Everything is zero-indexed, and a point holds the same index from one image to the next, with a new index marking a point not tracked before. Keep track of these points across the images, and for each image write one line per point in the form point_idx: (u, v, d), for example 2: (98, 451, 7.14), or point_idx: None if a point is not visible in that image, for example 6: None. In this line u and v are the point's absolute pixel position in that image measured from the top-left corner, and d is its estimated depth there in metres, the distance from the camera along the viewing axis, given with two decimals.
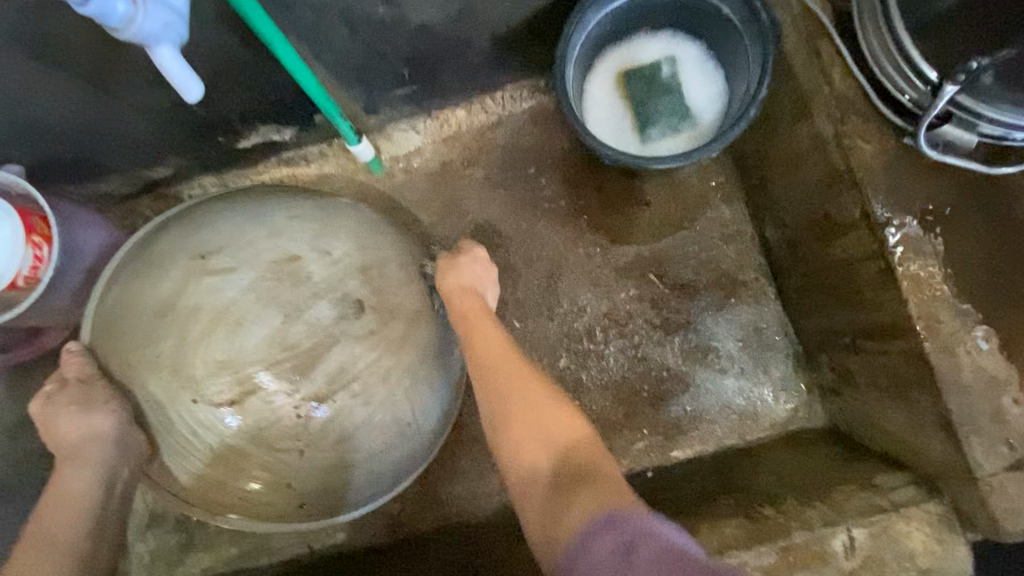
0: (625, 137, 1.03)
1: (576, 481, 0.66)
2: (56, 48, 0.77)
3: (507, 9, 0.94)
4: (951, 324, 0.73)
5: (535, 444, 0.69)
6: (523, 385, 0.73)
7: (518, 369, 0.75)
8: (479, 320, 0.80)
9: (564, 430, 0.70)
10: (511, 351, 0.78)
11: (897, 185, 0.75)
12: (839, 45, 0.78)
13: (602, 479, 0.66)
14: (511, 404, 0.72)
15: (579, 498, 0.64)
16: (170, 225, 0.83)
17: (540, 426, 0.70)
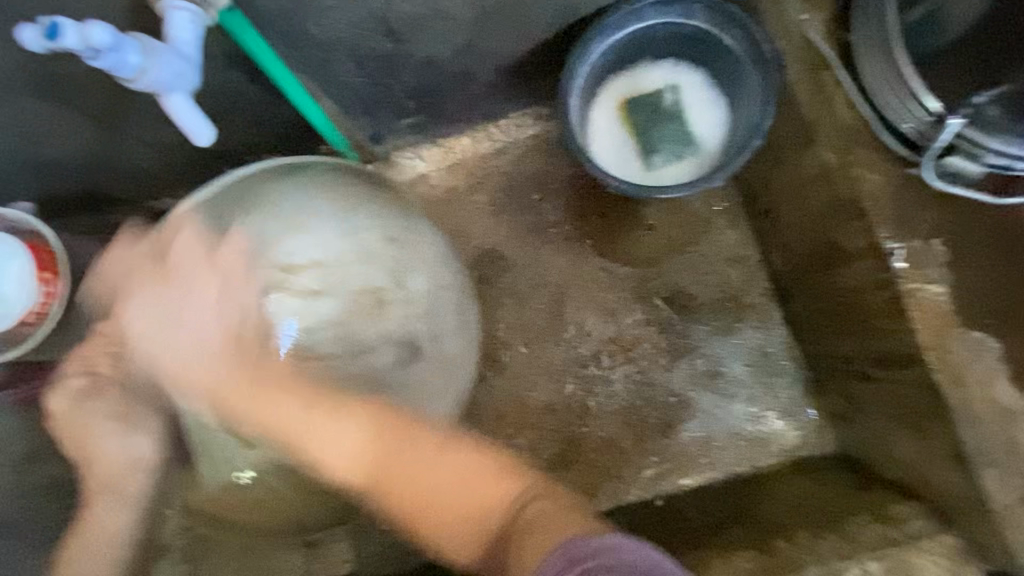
0: (628, 164, 1.04)
1: (510, 533, 0.61)
2: (67, 89, 0.78)
3: (510, 42, 0.95)
4: (961, 354, 0.72)
5: (448, 518, 0.65)
6: (396, 478, 0.65)
7: (393, 461, 0.66)
8: (288, 409, 0.69)
9: (454, 480, 0.65)
10: (353, 449, 0.68)
11: (903, 215, 0.75)
12: (841, 76, 0.79)
13: (520, 520, 0.61)
14: (397, 489, 0.65)
15: (518, 543, 0.59)
16: (218, 212, 0.75)
17: (438, 499, 0.65)
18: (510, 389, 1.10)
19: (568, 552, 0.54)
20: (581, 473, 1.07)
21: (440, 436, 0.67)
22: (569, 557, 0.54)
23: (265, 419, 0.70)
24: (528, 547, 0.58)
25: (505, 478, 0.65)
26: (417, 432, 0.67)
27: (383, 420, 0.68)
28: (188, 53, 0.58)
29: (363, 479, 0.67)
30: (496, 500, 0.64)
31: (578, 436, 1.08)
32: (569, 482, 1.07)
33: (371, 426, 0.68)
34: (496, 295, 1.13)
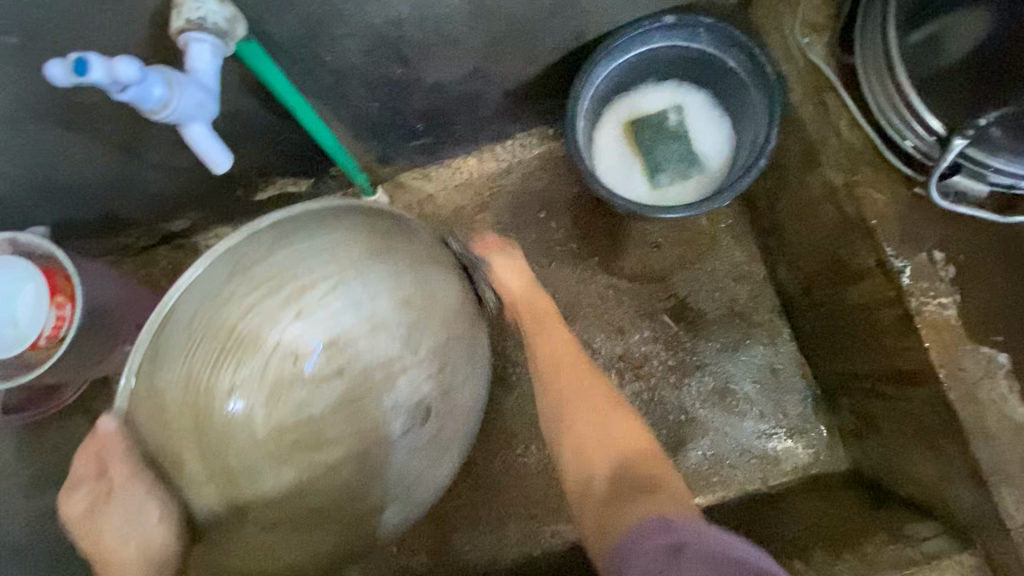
0: (634, 183, 1.05)
1: (631, 480, 0.69)
2: (85, 116, 0.79)
3: (518, 65, 0.97)
4: (974, 371, 0.72)
5: (599, 452, 0.72)
6: (572, 373, 0.81)
7: (571, 361, 0.83)
8: (551, 329, 0.87)
9: (619, 435, 0.73)
10: (572, 355, 0.83)
11: (911, 234, 0.76)
12: (844, 97, 0.80)
13: (656, 486, 0.68)
14: (571, 418, 0.76)
15: (634, 497, 0.67)
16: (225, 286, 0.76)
17: (607, 437, 0.73)
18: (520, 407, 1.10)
19: (665, 521, 0.61)
20: None
21: (613, 406, 0.76)
22: (666, 526, 0.60)
23: (532, 318, 0.89)
24: (637, 509, 0.64)
25: (656, 449, 0.73)
26: (596, 375, 0.81)
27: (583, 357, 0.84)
28: (208, 84, 0.59)
29: (560, 370, 0.81)
30: (642, 463, 0.71)
31: None
32: None
33: (587, 368, 0.81)
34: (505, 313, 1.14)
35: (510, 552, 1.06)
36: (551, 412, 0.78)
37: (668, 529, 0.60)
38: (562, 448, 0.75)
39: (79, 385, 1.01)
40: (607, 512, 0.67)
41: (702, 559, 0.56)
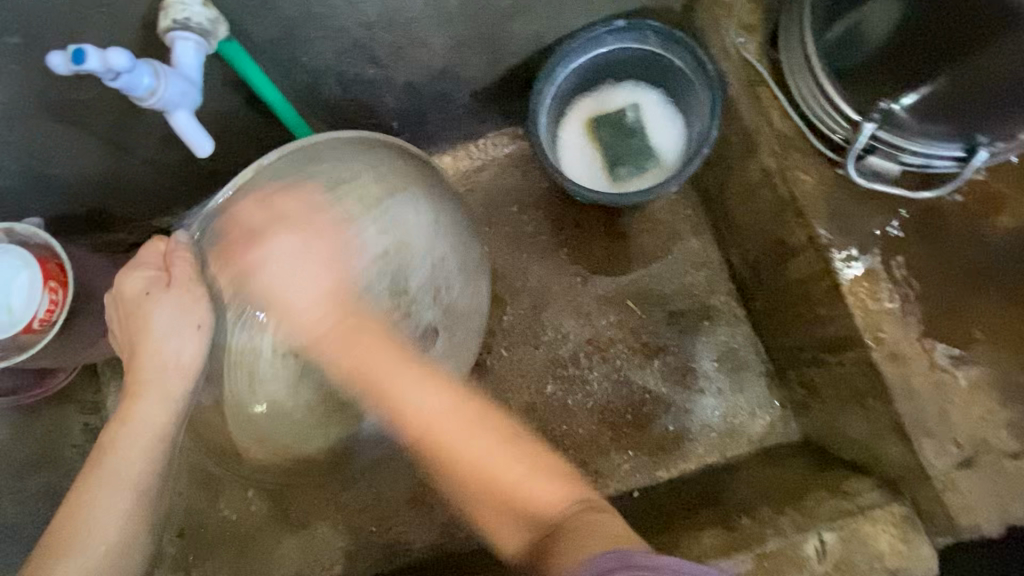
0: (596, 175, 1.13)
1: (557, 534, 0.59)
2: (78, 113, 0.86)
3: (485, 66, 1.04)
4: (894, 332, 0.80)
5: (514, 524, 0.64)
6: (456, 432, 0.66)
7: (440, 419, 0.67)
8: (386, 367, 0.70)
9: (525, 489, 0.64)
10: (425, 405, 0.68)
11: (836, 211, 0.83)
12: (774, 90, 0.88)
13: (585, 539, 0.57)
14: (471, 496, 0.66)
15: (563, 547, 0.57)
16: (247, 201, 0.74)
17: (518, 490, 0.64)
18: (493, 390, 1.16)
19: (624, 555, 0.51)
20: None
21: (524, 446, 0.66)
22: (625, 560, 0.51)
23: (364, 369, 0.71)
24: (574, 557, 0.54)
25: (577, 495, 0.63)
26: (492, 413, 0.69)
27: (465, 396, 0.69)
28: (192, 76, 0.66)
29: (442, 440, 0.66)
30: (555, 511, 0.62)
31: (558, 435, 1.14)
32: None
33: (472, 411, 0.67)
34: None
35: None
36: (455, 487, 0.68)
37: (627, 564, 0.51)
38: (476, 514, 0.67)
39: (70, 372, 1.08)
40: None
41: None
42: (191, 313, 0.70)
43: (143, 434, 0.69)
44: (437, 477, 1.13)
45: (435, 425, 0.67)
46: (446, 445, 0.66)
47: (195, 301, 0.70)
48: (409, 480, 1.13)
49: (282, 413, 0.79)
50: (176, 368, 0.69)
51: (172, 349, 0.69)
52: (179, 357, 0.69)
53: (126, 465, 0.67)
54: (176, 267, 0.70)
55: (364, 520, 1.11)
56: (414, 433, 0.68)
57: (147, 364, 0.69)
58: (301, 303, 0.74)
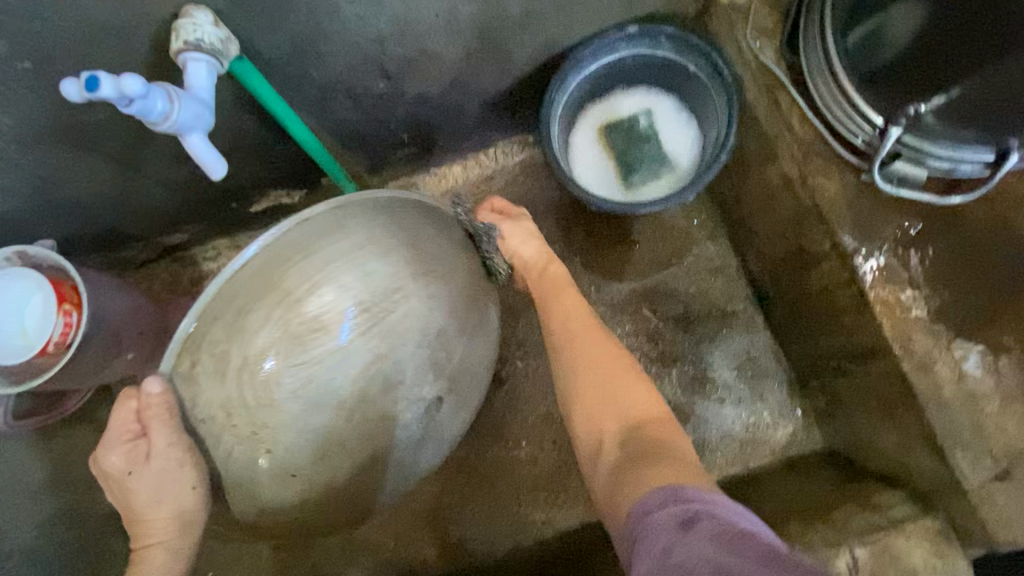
0: (609, 183, 1.12)
1: (646, 440, 0.68)
2: (88, 134, 0.85)
3: (496, 75, 1.03)
4: (924, 342, 0.77)
5: (613, 415, 0.72)
6: (586, 337, 0.79)
7: (585, 337, 0.79)
8: (560, 302, 0.84)
9: (625, 394, 0.73)
10: (591, 326, 0.80)
11: (860, 218, 0.81)
12: (794, 95, 0.86)
13: (669, 451, 0.66)
14: (583, 388, 0.75)
15: (645, 458, 0.66)
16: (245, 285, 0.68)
17: (616, 395, 0.73)
18: (509, 402, 1.16)
19: (676, 488, 0.58)
20: (580, 484, 1.12)
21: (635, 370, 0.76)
22: (676, 494, 0.57)
23: (552, 308, 0.84)
24: (646, 474, 0.63)
25: (662, 412, 0.72)
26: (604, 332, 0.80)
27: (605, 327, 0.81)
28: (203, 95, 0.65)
29: (571, 341, 0.79)
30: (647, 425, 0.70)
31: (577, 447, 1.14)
32: (570, 491, 1.12)
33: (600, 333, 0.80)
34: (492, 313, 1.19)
35: (504, 542, 1.11)
36: (564, 375, 0.77)
37: (676, 497, 0.57)
38: (575, 402, 0.75)
39: (83, 394, 1.05)
40: (625, 472, 0.65)
41: (712, 533, 0.51)
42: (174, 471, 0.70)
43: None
44: (456, 492, 1.13)
45: (581, 334, 0.79)
46: (569, 347, 0.79)
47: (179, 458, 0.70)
48: (425, 496, 1.13)
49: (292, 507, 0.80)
50: (174, 519, 0.72)
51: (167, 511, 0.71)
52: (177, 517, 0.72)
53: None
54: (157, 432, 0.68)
55: (383, 536, 1.11)
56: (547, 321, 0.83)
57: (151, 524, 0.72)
58: (517, 251, 0.89)
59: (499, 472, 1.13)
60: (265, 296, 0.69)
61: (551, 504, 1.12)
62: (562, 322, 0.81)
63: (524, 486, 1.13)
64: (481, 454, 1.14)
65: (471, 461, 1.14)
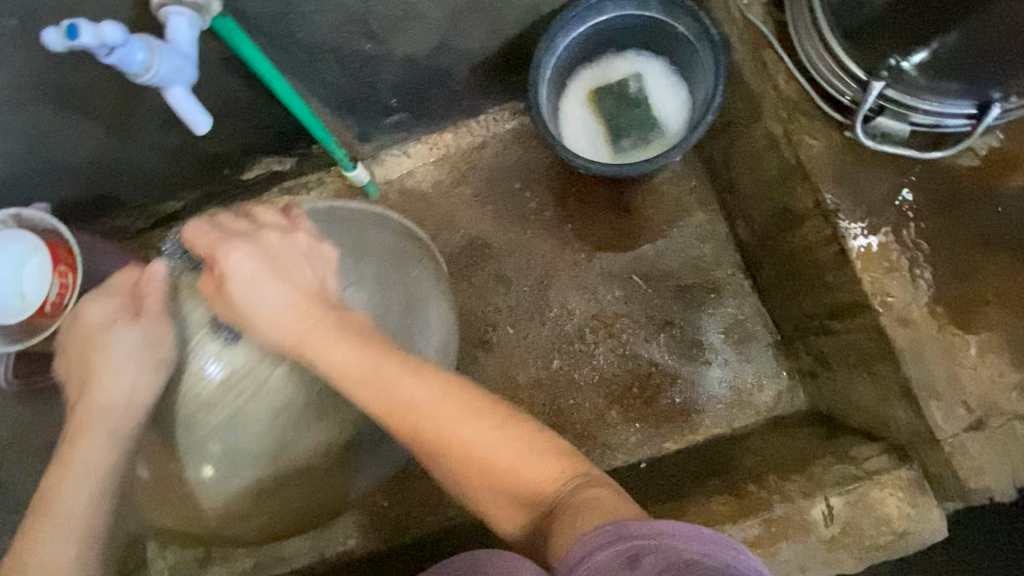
0: (599, 149, 1.12)
1: (558, 508, 0.53)
2: (78, 96, 0.86)
3: (483, 37, 1.02)
4: (902, 297, 0.78)
5: (510, 501, 0.57)
6: (429, 417, 0.58)
7: (444, 414, 0.57)
8: (383, 368, 0.60)
9: (507, 461, 0.56)
10: (426, 395, 0.58)
11: (843, 175, 0.82)
12: (781, 53, 0.85)
13: (589, 502, 0.51)
14: (474, 488, 0.58)
15: (562, 519, 0.51)
16: (199, 291, 0.70)
17: (507, 471, 0.56)
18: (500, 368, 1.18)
19: (618, 528, 0.46)
20: None
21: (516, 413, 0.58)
22: (619, 533, 0.46)
23: (370, 374, 0.60)
24: (576, 530, 0.49)
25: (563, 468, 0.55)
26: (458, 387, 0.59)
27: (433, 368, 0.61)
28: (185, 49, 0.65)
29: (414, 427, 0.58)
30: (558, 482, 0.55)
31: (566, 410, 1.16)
32: None
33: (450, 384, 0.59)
34: (483, 280, 1.20)
35: None
36: (449, 484, 0.60)
37: (622, 535, 0.46)
38: (471, 501, 0.59)
39: None
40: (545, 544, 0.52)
41: (659, 574, 0.43)
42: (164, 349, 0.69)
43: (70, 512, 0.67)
44: None
45: (426, 418, 0.58)
46: (415, 427, 0.58)
47: (114, 383, 0.69)
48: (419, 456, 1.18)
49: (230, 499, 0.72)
50: (104, 425, 0.69)
51: (95, 454, 0.69)
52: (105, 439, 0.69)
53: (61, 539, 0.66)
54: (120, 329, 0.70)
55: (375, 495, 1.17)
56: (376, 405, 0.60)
57: (82, 449, 0.69)
58: (265, 299, 0.65)
59: None
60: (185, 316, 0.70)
61: None
62: (385, 404, 0.59)
63: None
64: None
65: None
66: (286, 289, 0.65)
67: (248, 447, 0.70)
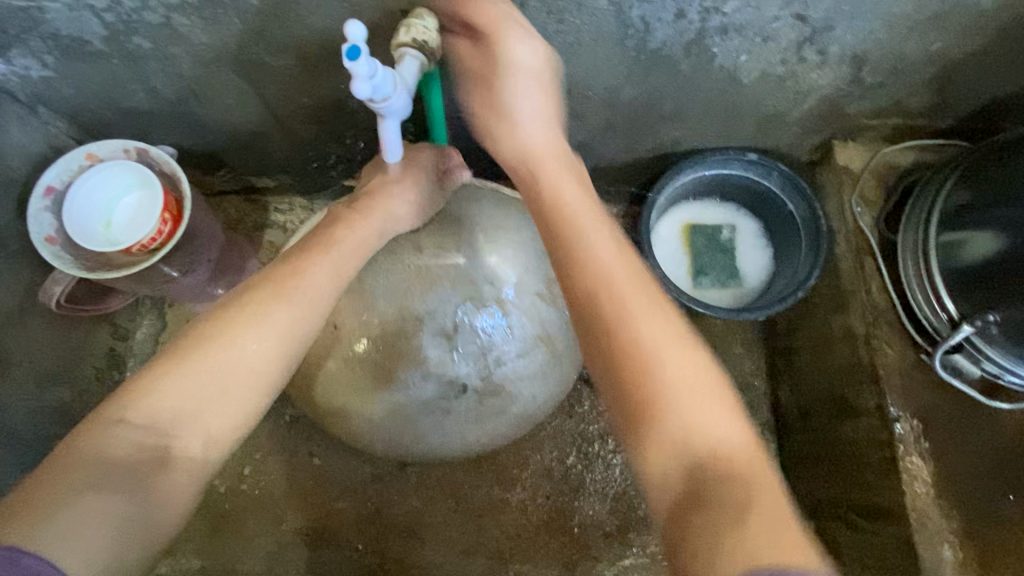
0: (679, 276, 1.19)
1: (711, 480, 0.53)
2: (258, 71, 0.88)
3: (619, 152, 1.09)
4: (937, 520, 0.85)
5: (691, 491, 0.53)
6: (625, 295, 0.63)
7: (674, 374, 0.58)
8: (646, 322, 0.61)
9: (696, 390, 0.58)
10: (640, 301, 0.62)
11: (909, 390, 0.90)
12: (881, 264, 0.97)
13: (743, 473, 0.54)
14: (661, 459, 0.55)
15: (715, 527, 0.49)
16: (468, 238, 0.88)
17: (708, 468, 0.54)
18: (515, 445, 1.18)
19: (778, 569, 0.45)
20: (563, 546, 1.14)
21: (694, 360, 0.59)
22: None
23: (638, 324, 0.61)
24: (724, 560, 0.47)
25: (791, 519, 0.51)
26: (658, 308, 0.63)
27: (646, 283, 0.65)
28: (478, 79, 0.75)
29: (602, 296, 0.63)
30: (726, 448, 0.55)
31: (569, 509, 1.15)
32: (549, 551, 1.13)
33: (651, 307, 0.62)
34: None
35: None
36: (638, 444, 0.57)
37: None
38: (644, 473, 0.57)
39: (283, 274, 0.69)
40: (693, 552, 0.49)
41: None
42: (298, 336, 0.68)
43: (105, 471, 0.54)
44: (437, 512, 1.14)
45: (652, 363, 0.59)
46: (633, 376, 0.59)
47: (266, 354, 0.65)
48: (408, 508, 1.14)
49: (337, 377, 0.87)
50: (217, 384, 0.61)
51: (190, 414, 0.59)
52: (224, 409, 0.61)
53: (97, 501, 0.52)
54: (273, 307, 0.66)
55: (353, 534, 1.13)
56: (608, 334, 0.61)
57: (198, 373, 0.61)
58: (586, 228, 0.68)
59: (485, 512, 1.15)
60: (443, 244, 0.87)
61: (527, 558, 1.13)
62: (644, 340, 0.60)
63: (504, 534, 1.14)
64: (473, 489, 1.16)
65: (463, 492, 1.16)
66: (592, 220, 0.70)
67: (373, 332, 0.85)
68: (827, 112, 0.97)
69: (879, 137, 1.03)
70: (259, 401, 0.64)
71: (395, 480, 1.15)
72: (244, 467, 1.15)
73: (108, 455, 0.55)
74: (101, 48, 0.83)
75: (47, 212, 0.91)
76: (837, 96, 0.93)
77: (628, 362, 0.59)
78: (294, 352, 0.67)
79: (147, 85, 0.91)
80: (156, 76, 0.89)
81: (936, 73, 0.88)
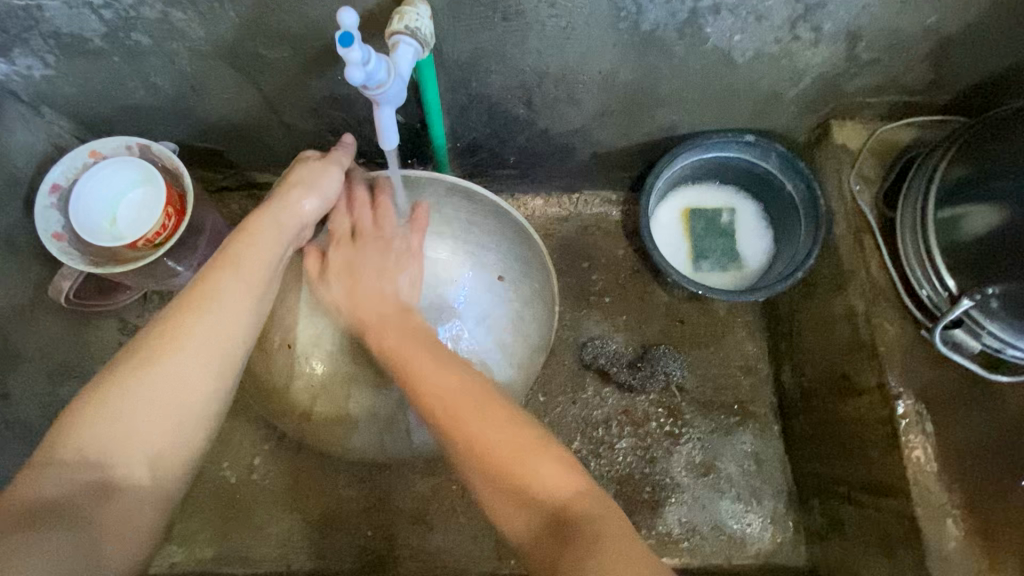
0: (680, 261, 1.20)
1: (563, 524, 0.59)
2: (255, 65, 0.89)
3: (616, 137, 1.10)
4: (940, 494, 0.85)
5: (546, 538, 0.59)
6: (445, 400, 0.68)
7: (501, 439, 0.64)
8: (468, 411, 0.66)
9: (527, 455, 0.62)
10: (455, 392, 0.68)
11: (910, 367, 0.90)
12: (880, 242, 0.96)
13: (592, 522, 0.59)
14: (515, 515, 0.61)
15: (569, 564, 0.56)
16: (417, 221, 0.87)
17: (555, 513, 0.60)
18: None
19: None
20: None
21: (521, 423, 0.65)
22: None
23: (464, 419, 0.66)
24: None
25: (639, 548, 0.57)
26: (497, 406, 0.67)
27: (461, 369, 0.71)
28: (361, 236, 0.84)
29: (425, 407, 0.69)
30: (569, 490, 0.61)
31: None
32: None
33: (480, 393, 0.68)
34: None
35: (477, 566, 1.13)
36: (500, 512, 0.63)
37: None
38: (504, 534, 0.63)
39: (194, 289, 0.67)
40: None
41: None
42: (226, 349, 0.65)
43: (46, 511, 0.54)
44: (445, 498, 1.16)
45: (485, 438, 0.64)
46: (474, 455, 0.64)
47: (194, 370, 0.63)
48: (416, 495, 1.16)
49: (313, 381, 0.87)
50: (146, 408, 0.60)
51: (124, 443, 0.58)
52: (162, 432, 0.60)
53: (39, 539, 0.53)
54: (193, 322, 0.64)
55: (361, 522, 1.14)
56: (443, 434, 0.66)
57: (126, 401, 0.59)
58: (416, 355, 0.73)
59: None
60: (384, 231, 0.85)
61: None
62: (475, 423, 0.65)
63: None
64: None
65: None
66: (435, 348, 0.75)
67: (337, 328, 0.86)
68: (824, 91, 0.97)
69: (877, 116, 1.02)
70: (201, 417, 0.63)
71: (402, 469, 1.17)
72: (253, 458, 1.17)
73: (43, 497, 0.55)
74: (101, 45, 0.84)
75: (54, 209, 0.93)
76: (832, 74, 0.93)
77: (466, 451, 0.64)
78: (225, 364, 0.65)
79: (146, 81, 0.93)
80: (156, 72, 0.91)
81: (932, 48, 0.88)
